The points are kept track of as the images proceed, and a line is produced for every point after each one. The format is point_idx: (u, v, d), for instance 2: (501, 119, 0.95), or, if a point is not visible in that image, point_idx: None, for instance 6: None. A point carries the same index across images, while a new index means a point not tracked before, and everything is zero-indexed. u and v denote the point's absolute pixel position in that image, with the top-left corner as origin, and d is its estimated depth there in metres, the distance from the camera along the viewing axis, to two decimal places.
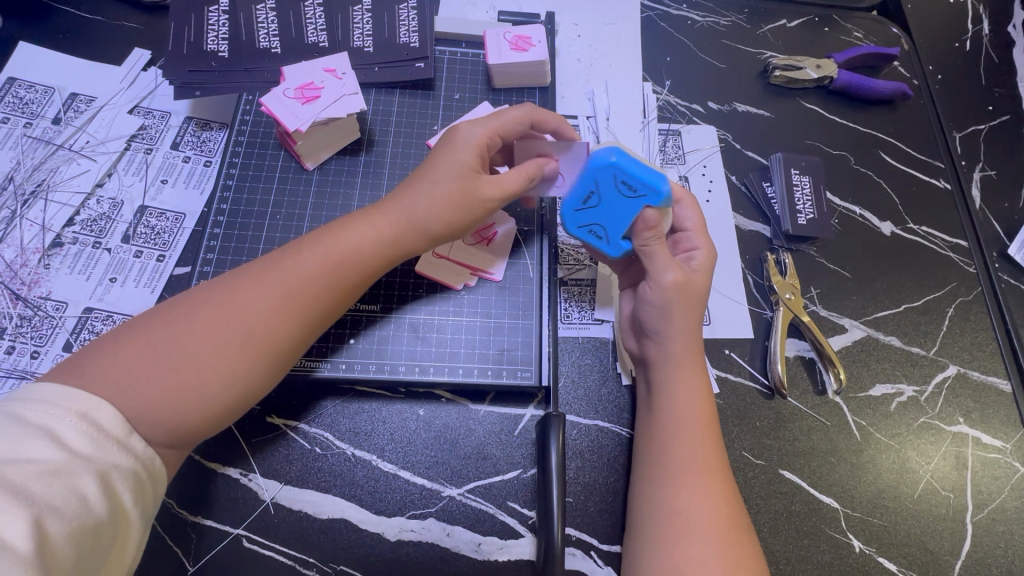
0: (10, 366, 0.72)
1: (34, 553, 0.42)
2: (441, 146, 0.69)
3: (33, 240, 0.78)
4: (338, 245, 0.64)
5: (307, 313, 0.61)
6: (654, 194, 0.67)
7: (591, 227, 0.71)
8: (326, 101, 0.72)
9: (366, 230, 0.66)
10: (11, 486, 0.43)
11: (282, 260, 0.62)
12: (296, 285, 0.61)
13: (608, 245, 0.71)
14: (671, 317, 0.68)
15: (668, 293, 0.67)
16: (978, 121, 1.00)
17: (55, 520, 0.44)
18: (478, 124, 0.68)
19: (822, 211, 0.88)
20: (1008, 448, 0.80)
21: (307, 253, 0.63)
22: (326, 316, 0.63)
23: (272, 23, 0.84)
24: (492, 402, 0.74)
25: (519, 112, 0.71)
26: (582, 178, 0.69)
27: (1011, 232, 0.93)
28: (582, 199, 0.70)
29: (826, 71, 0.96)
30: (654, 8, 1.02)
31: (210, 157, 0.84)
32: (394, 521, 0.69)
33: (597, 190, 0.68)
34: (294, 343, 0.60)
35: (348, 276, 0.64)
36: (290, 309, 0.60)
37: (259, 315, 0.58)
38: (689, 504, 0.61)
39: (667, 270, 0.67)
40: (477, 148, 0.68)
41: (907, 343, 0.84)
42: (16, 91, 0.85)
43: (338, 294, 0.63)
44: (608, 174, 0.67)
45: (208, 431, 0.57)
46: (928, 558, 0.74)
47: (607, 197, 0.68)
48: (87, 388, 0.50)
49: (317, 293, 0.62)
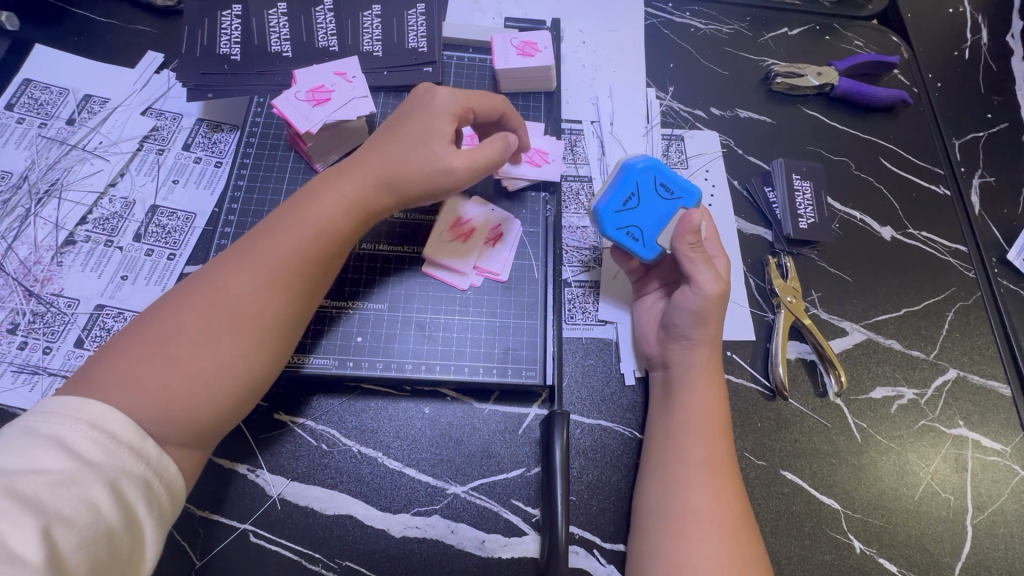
0: (23, 362, 0.73)
1: (45, 563, 0.42)
2: (414, 115, 0.72)
3: (46, 238, 0.79)
4: (312, 219, 0.65)
5: (297, 286, 0.63)
6: (688, 198, 0.73)
7: (628, 230, 0.73)
8: (336, 104, 0.74)
9: (339, 203, 0.67)
10: (22, 497, 0.44)
11: (256, 241, 0.64)
12: (280, 260, 0.62)
13: (642, 248, 0.73)
14: (705, 322, 0.70)
15: (705, 301, 0.70)
16: (976, 128, 1.01)
17: (65, 529, 0.44)
18: (453, 93, 0.72)
19: (822, 215, 0.89)
20: (1007, 450, 0.80)
21: (288, 232, 0.64)
22: (313, 284, 0.65)
23: (284, 28, 0.86)
24: (496, 401, 0.75)
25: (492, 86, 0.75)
26: (623, 181, 0.73)
27: (1011, 237, 0.94)
28: (622, 202, 0.73)
29: (827, 79, 0.97)
30: (658, 15, 1.03)
31: (220, 157, 0.86)
32: (400, 517, 0.69)
33: (638, 192, 0.73)
34: (287, 316, 0.62)
35: (329, 249, 0.66)
36: (273, 284, 0.61)
37: (245, 295, 0.60)
38: (700, 505, 0.62)
39: (708, 276, 0.70)
40: (444, 118, 0.71)
41: (907, 346, 0.85)
42: (32, 92, 0.87)
43: (322, 264, 0.65)
44: (648, 177, 0.73)
45: (230, 417, 0.58)
46: (928, 559, 0.74)
47: (646, 201, 0.73)
48: (101, 400, 0.51)
49: (300, 267, 0.63)
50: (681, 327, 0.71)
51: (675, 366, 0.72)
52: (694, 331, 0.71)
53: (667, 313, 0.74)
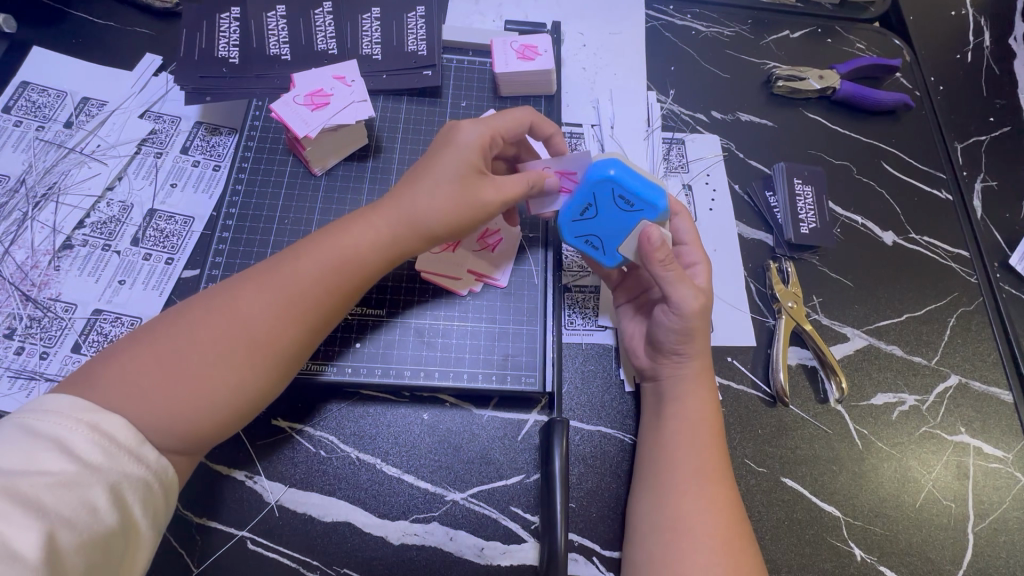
0: (19, 367, 0.73)
1: (45, 565, 0.42)
2: (442, 146, 0.69)
3: (44, 242, 0.79)
4: (335, 247, 0.64)
5: (311, 314, 0.61)
6: (652, 209, 0.68)
7: (588, 238, 0.72)
8: (335, 107, 0.74)
9: (365, 234, 0.65)
10: (23, 497, 0.43)
11: (279, 264, 0.63)
12: (298, 287, 0.61)
13: (603, 255, 0.72)
14: (691, 338, 0.68)
15: (691, 319, 0.67)
16: (979, 131, 1.00)
17: (66, 531, 0.44)
18: (479, 124, 0.69)
19: (824, 220, 0.88)
20: (1009, 458, 0.80)
21: (308, 257, 0.63)
22: (329, 314, 0.63)
23: (283, 30, 0.85)
24: (495, 407, 0.75)
25: (519, 118, 0.73)
26: (580, 190, 0.69)
27: (1012, 242, 0.93)
28: (578, 212, 0.70)
29: (829, 82, 0.96)
30: (659, 17, 1.03)
31: (219, 161, 0.85)
32: (398, 524, 0.69)
33: (594, 202, 0.69)
34: (292, 348, 0.60)
35: (346, 280, 0.64)
36: (289, 310, 0.60)
37: (258, 319, 0.59)
38: (700, 510, 0.62)
39: (690, 295, 0.67)
40: (479, 147, 0.68)
41: (909, 352, 0.84)
42: (30, 94, 0.86)
43: (340, 296, 0.64)
44: (606, 188, 0.68)
45: (212, 438, 0.57)
46: (930, 567, 0.74)
47: (604, 211, 0.69)
48: (102, 404, 0.51)
49: (317, 293, 0.62)
50: (669, 345, 0.69)
51: (670, 376, 0.71)
52: (682, 345, 0.69)
53: (652, 329, 0.71)
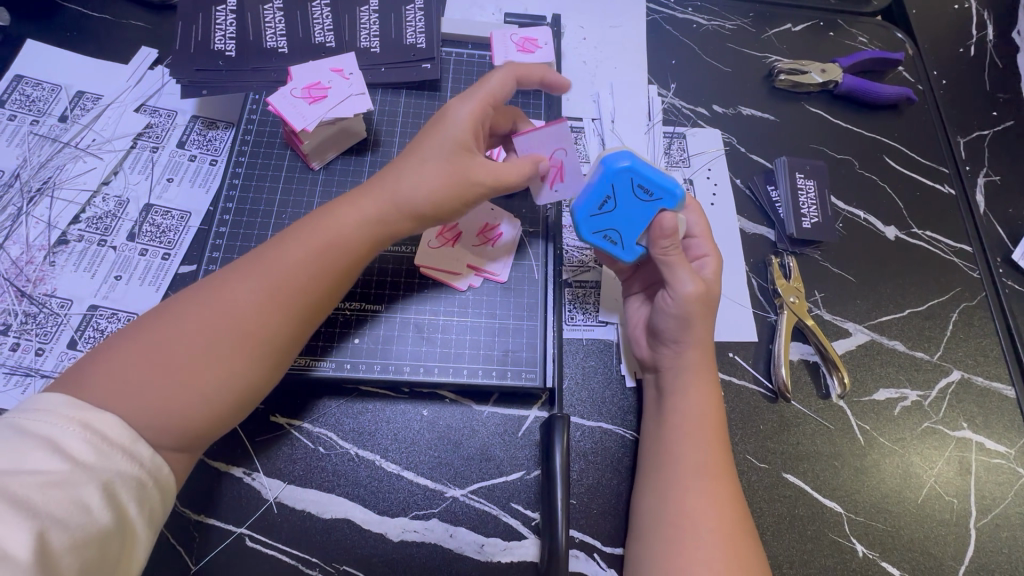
0: (14, 364, 0.72)
1: (36, 564, 0.42)
2: (430, 129, 0.69)
3: (38, 237, 0.78)
4: (325, 231, 0.64)
5: (300, 301, 0.61)
6: (669, 197, 0.67)
7: (606, 233, 0.70)
8: (333, 100, 0.73)
9: (351, 217, 0.65)
10: (14, 497, 0.43)
11: (267, 253, 0.62)
12: (285, 275, 0.60)
13: (621, 250, 0.71)
14: (692, 326, 0.68)
15: (689, 304, 0.67)
16: (982, 126, 1.00)
17: (57, 531, 0.44)
18: (464, 102, 0.68)
19: (826, 215, 0.88)
20: (1011, 454, 0.80)
21: (295, 244, 0.62)
22: (320, 301, 0.62)
23: (280, 23, 0.84)
24: (495, 403, 0.74)
25: (504, 78, 0.70)
26: (597, 184, 0.68)
27: (1015, 237, 0.93)
28: (596, 206, 0.69)
29: (831, 76, 0.96)
30: (660, 11, 1.02)
31: (216, 155, 0.85)
32: (397, 521, 0.69)
33: (613, 195, 0.68)
34: (285, 335, 0.60)
35: (336, 266, 0.63)
36: (277, 298, 0.59)
37: (248, 305, 0.58)
38: (701, 507, 0.62)
39: (689, 280, 0.67)
40: (467, 123, 0.67)
41: (911, 347, 0.84)
42: (24, 88, 0.85)
43: (329, 281, 0.63)
44: (624, 179, 0.67)
45: (208, 430, 0.56)
46: (933, 563, 0.74)
47: (623, 204, 0.68)
48: (93, 402, 0.50)
49: (305, 281, 0.61)
50: (667, 332, 0.69)
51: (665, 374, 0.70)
52: (682, 334, 0.68)
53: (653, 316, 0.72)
